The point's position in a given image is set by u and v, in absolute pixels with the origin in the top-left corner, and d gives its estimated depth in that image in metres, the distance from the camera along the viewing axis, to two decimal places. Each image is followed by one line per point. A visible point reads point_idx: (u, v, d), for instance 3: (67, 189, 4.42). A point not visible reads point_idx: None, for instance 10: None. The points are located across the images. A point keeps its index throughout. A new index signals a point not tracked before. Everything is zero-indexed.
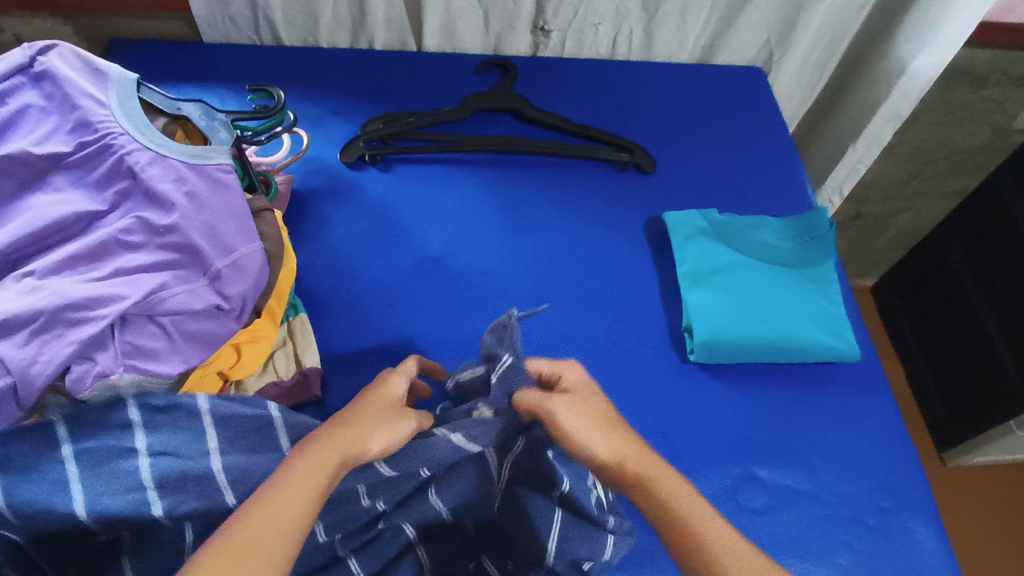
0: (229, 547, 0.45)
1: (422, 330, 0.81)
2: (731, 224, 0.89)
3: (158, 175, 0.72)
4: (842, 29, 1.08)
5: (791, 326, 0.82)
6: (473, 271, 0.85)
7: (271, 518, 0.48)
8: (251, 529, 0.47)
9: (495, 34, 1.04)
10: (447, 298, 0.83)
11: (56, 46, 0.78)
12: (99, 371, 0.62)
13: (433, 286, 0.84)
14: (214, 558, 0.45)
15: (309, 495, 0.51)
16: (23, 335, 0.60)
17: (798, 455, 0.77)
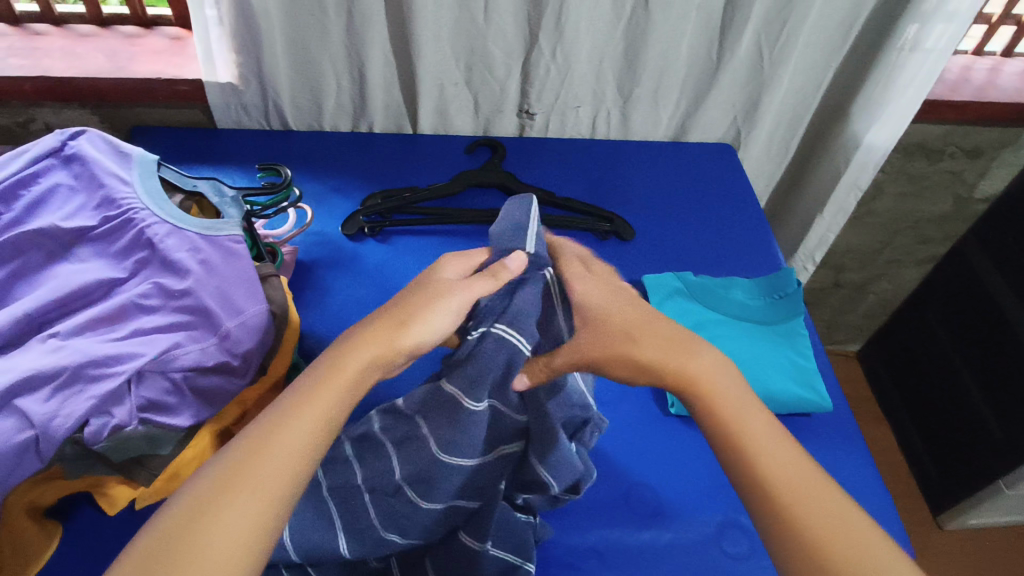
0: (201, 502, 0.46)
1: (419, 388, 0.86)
2: (706, 285, 0.95)
3: (174, 246, 0.78)
4: (801, 107, 1.18)
5: (765, 378, 0.87)
6: None
7: (257, 468, 0.48)
8: (237, 470, 0.48)
9: (484, 118, 1.14)
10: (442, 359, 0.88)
11: (85, 132, 0.86)
12: (115, 423, 0.66)
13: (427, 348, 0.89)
14: (188, 509, 0.46)
15: (296, 444, 0.50)
16: (47, 391, 0.65)
17: None
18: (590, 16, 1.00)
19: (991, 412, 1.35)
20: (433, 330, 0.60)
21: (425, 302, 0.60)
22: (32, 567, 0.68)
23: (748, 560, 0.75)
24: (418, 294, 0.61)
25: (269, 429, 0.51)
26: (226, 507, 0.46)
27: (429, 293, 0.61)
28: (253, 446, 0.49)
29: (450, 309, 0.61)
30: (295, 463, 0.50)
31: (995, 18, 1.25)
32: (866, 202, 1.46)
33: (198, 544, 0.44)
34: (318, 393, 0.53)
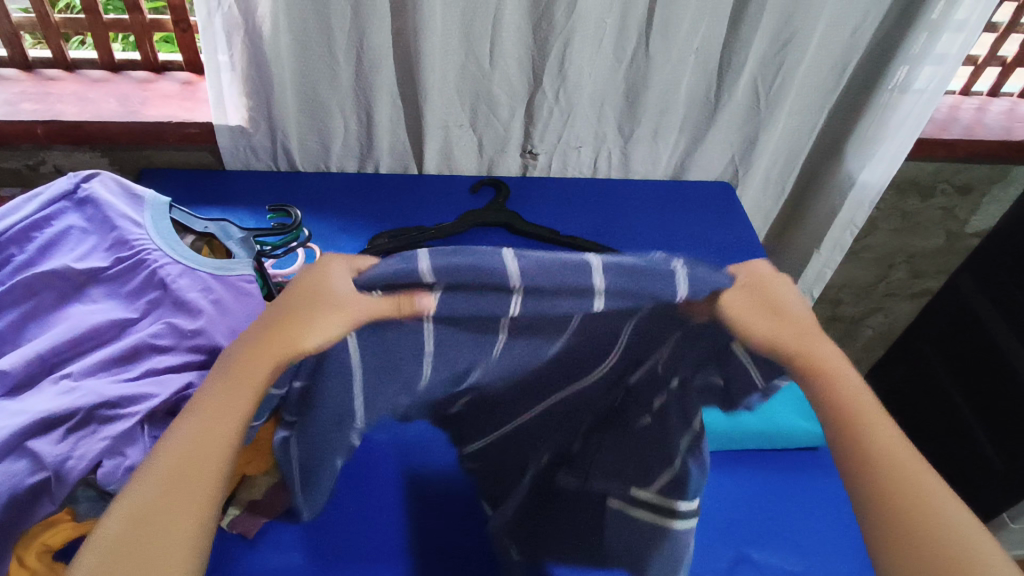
0: (132, 508, 0.45)
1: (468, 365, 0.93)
2: None
3: (187, 286, 0.79)
4: (796, 147, 1.22)
5: (773, 415, 0.88)
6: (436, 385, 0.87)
7: (186, 458, 0.48)
8: (160, 484, 0.46)
9: (488, 157, 1.16)
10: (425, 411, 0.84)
11: (98, 174, 0.87)
12: (128, 464, 0.65)
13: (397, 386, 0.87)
14: (121, 514, 0.45)
15: (228, 428, 0.50)
16: (59, 432, 0.66)
17: (787, 538, 0.80)
18: (592, 58, 1.03)
19: (992, 444, 1.36)
20: (333, 341, 0.55)
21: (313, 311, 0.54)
22: None
23: None
24: (303, 300, 0.55)
25: (187, 435, 0.49)
26: (181, 496, 0.46)
27: (316, 298, 0.55)
28: (181, 440, 0.49)
29: (341, 319, 0.54)
30: (227, 449, 0.49)
31: (980, 60, 1.29)
32: (861, 238, 1.48)
33: (159, 541, 0.44)
34: (232, 383, 0.52)
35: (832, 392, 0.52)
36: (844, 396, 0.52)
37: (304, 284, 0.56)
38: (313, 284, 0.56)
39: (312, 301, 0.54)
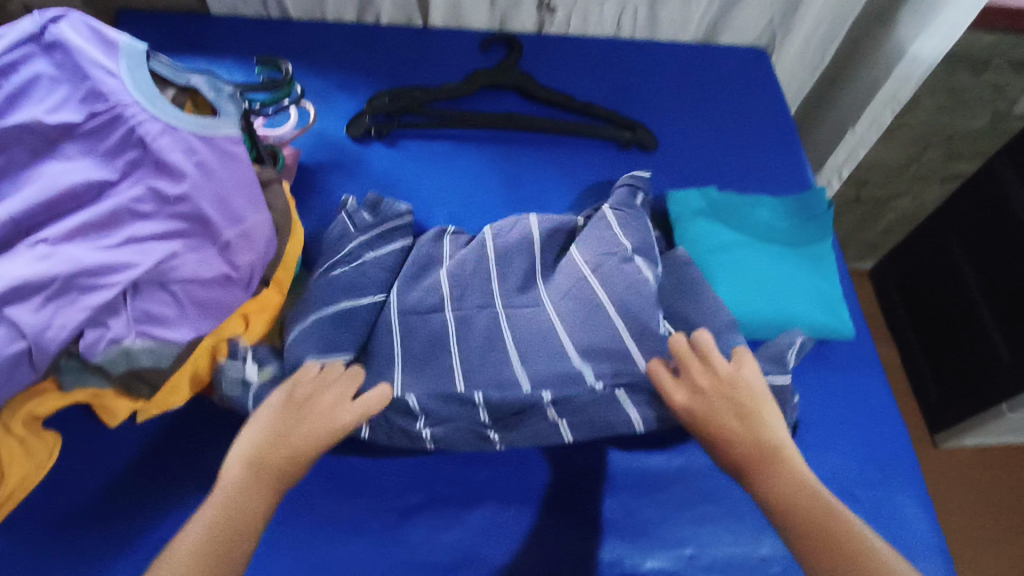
0: None
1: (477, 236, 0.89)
2: (730, 202, 0.88)
3: (169, 146, 0.72)
4: (844, 10, 1.09)
5: (793, 304, 0.82)
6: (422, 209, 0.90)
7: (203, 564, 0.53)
8: None
9: (500, 10, 1.05)
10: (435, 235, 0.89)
11: (66, 14, 0.78)
12: (111, 336, 0.63)
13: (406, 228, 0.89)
14: None
15: (240, 537, 0.56)
16: (38, 300, 0.61)
17: (791, 429, 0.79)
18: None
19: (1004, 337, 1.33)
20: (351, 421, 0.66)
21: (321, 416, 0.65)
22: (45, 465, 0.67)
23: None
24: (322, 420, 0.65)
25: (197, 540, 0.55)
26: None
27: (327, 419, 0.65)
28: (196, 541, 0.55)
29: (325, 432, 0.64)
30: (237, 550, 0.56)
31: None
32: (898, 115, 1.38)
33: None
34: (246, 495, 0.59)
35: (784, 502, 0.60)
36: (788, 491, 0.61)
37: (313, 397, 0.67)
38: (326, 410, 0.66)
39: (300, 416, 0.65)
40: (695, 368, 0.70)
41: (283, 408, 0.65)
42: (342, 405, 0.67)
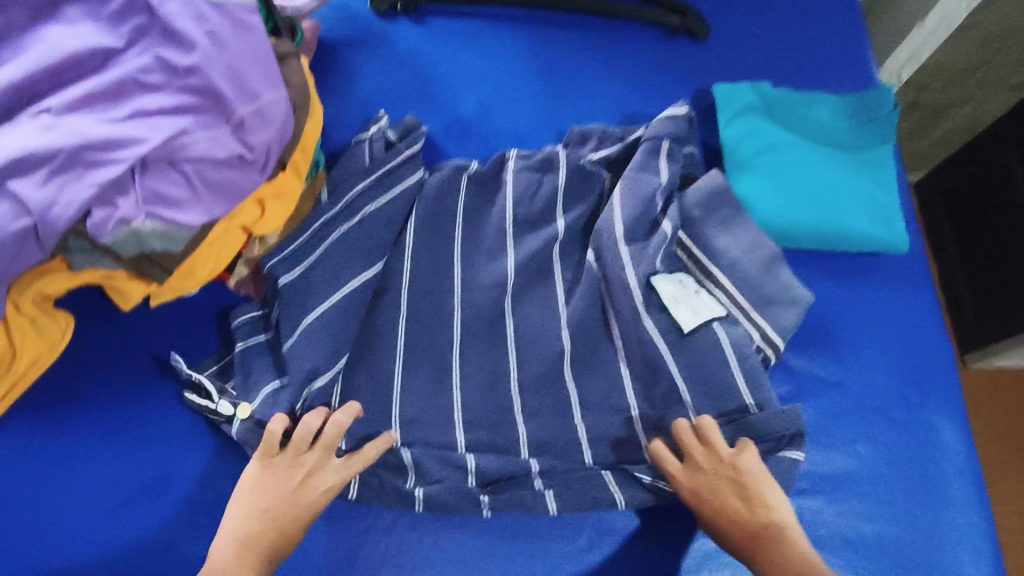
0: None
1: (506, 127, 0.83)
2: (786, 99, 0.80)
3: (177, 12, 0.65)
4: None
5: (842, 213, 0.76)
6: (449, 90, 0.84)
7: None
8: None
9: None
10: (460, 122, 0.83)
11: None
12: (120, 217, 0.59)
13: (431, 115, 0.83)
14: None
15: None
16: (43, 174, 0.58)
17: (830, 343, 0.75)
18: None
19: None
20: (333, 490, 0.62)
21: (300, 487, 0.61)
22: (59, 346, 0.65)
23: (793, 400, 0.73)
24: (288, 488, 0.61)
25: None
26: None
27: (296, 494, 0.61)
28: None
29: (307, 497, 0.61)
30: None
31: None
32: None
33: None
34: None
35: None
36: None
37: (272, 463, 0.62)
38: (289, 473, 0.62)
39: (280, 478, 0.61)
40: (698, 455, 0.63)
41: (261, 481, 0.61)
42: (321, 475, 0.62)
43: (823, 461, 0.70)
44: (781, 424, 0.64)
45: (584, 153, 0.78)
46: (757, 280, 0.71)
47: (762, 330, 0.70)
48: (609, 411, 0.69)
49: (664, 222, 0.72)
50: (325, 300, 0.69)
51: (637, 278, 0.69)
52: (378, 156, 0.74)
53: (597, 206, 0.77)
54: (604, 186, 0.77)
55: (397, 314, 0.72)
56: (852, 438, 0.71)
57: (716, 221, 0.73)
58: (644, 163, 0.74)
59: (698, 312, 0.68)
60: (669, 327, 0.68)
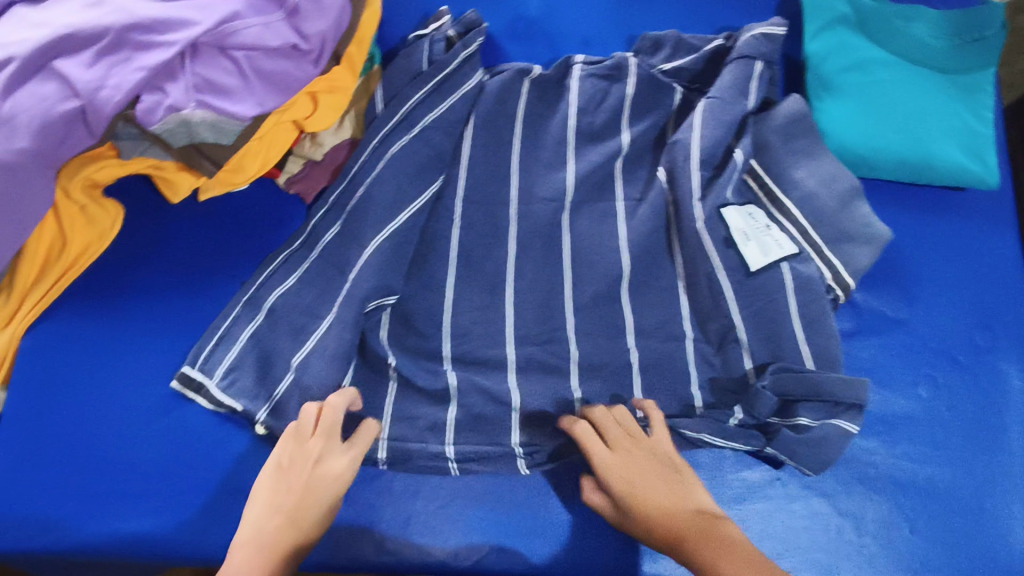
0: None
1: (574, 31, 0.78)
2: (880, 11, 0.73)
3: None
4: None
5: (928, 143, 0.70)
6: None
7: None
8: None
9: None
10: (522, 21, 0.78)
11: None
12: (170, 105, 0.56)
13: (492, 12, 0.78)
14: None
15: None
16: (90, 55, 0.56)
17: (899, 281, 0.71)
18: None
19: None
20: (348, 476, 0.56)
21: (308, 477, 0.55)
22: (108, 236, 0.64)
23: (855, 338, 0.69)
24: (301, 480, 0.55)
25: None
26: None
27: (308, 484, 0.55)
28: None
29: (322, 485, 0.55)
30: None
31: None
32: None
33: None
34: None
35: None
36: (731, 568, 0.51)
37: (281, 462, 0.56)
38: (302, 463, 0.56)
39: (289, 473, 0.56)
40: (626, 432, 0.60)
41: (268, 476, 0.56)
42: (329, 463, 0.56)
43: (879, 402, 0.68)
44: (841, 393, 0.61)
45: (657, 64, 0.74)
46: (835, 216, 0.67)
47: (835, 269, 0.66)
48: (663, 336, 0.66)
49: (736, 151, 0.68)
50: (389, 223, 0.64)
51: (702, 218, 0.66)
52: (437, 55, 0.70)
53: (668, 121, 0.73)
54: (677, 100, 0.73)
55: (447, 224, 0.69)
56: (912, 380, 0.68)
57: (793, 150, 0.69)
58: (731, 76, 0.70)
59: (768, 251, 0.65)
60: (736, 263, 0.65)
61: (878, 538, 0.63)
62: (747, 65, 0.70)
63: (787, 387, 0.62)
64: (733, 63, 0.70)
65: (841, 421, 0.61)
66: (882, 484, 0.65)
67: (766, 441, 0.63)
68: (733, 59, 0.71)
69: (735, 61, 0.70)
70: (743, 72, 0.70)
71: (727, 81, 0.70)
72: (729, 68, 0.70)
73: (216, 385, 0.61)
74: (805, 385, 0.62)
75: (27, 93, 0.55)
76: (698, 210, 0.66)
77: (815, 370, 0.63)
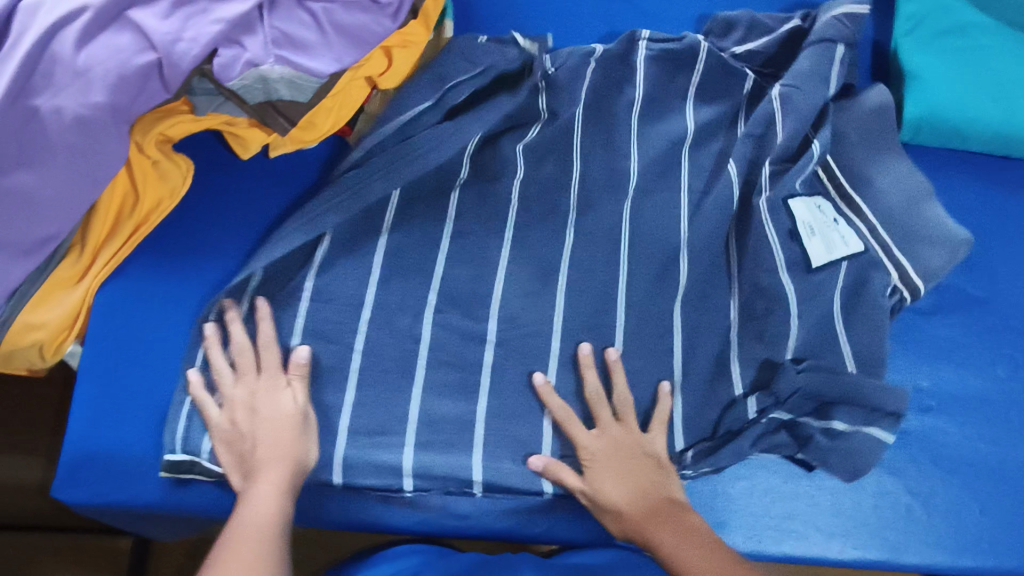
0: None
1: None
2: None
3: None
4: None
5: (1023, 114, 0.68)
6: None
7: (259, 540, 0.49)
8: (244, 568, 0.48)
9: None
10: None
11: None
12: (248, 58, 0.55)
13: None
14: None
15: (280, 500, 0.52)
16: (166, 7, 0.55)
17: (982, 258, 0.69)
18: None
19: None
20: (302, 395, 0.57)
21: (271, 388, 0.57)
22: (179, 195, 0.63)
23: (933, 316, 0.68)
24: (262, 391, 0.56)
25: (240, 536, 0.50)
26: None
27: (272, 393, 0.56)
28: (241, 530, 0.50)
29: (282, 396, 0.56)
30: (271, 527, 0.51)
31: None
32: None
33: None
34: (263, 477, 0.53)
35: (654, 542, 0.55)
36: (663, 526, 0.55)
37: (246, 395, 0.56)
38: (258, 407, 0.56)
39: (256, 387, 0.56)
40: (597, 397, 0.59)
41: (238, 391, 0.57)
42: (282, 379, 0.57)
43: (956, 381, 0.66)
44: (883, 399, 0.59)
45: (728, 47, 0.72)
46: (908, 215, 0.65)
47: (903, 270, 0.64)
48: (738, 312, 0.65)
49: (814, 142, 0.66)
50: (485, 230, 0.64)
51: (767, 209, 0.64)
52: (501, 51, 0.67)
53: (738, 110, 0.70)
54: (749, 87, 0.70)
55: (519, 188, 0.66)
56: (991, 360, 0.67)
57: (868, 146, 0.67)
58: (810, 61, 0.67)
59: (831, 248, 0.64)
60: (798, 257, 0.64)
61: (946, 518, 0.62)
62: (827, 48, 0.68)
63: (821, 388, 0.60)
64: (813, 45, 0.68)
65: (876, 428, 0.60)
66: (954, 463, 0.64)
67: (798, 447, 0.61)
68: (812, 40, 0.68)
69: (814, 41, 0.68)
70: (822, 57, 0.67)
71: (802, 67, 0.67)
72: (807, 52, 0.68)
73: (207, 459, 0.57)
74: (841, 388, 0.60)
75: (102, 45, 0.53)
76: (765, 221, 0.64)
77: (857, 373, 0.61)
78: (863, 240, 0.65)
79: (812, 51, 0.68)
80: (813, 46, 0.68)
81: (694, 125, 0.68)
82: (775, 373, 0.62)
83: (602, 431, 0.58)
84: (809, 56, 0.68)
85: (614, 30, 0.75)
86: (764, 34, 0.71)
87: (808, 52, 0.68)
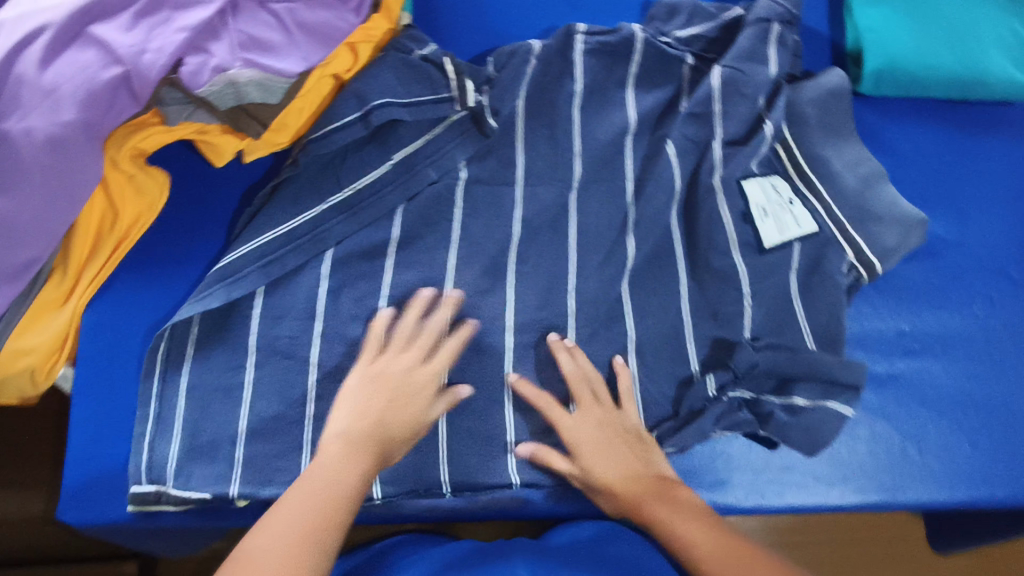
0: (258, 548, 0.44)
1: None
2: None
3: None
4: None
5: (977, 58, 0.70)
6: None
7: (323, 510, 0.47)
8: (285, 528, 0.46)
9: None
10: None
11: None
12: (216, 64, 0.55)
13: None
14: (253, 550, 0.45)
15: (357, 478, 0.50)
16: (128, 19, 0.55)
17: (951, 202, 0.71)
18: None
19: None
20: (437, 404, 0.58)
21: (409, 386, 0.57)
22: (157, 210, 0.63)
23: (909, 263, 0.69)
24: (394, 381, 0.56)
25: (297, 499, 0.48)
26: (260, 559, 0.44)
27: (405, 385, 0.57)
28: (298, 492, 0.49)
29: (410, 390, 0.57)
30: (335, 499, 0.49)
31: None
32: None
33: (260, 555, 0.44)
34: (351, 456, 0.52)
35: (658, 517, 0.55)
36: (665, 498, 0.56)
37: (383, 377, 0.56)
38: (377, 387, 0.56)
39: (392, 382, 0.56)
40: (573, 383, 0.60)
41: (390, 379, 0.57)
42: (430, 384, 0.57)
43: (936, 324, 0.68)
44: (839, 373, 0.61)
45: (671, 30, 0.70)
46: (860, 195, 0.66)
47: (858, 247, 0.65)
48: None
49: (767, 124, 0.66)
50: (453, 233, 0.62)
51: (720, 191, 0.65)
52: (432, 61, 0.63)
53: (679, 92, 0.69)
54: (686, 71, 0.69)
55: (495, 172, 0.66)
56: (967, 299, 0.69)
57: (824, 128, 0.68)
58: (751, 44, 0.67)
59: (783, 229, 0.65)
60: (751, 238, 0.65)
61: (939, 457, 0.64)
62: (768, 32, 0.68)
63: (782, 366, 0.62)
64: (751, 28, 0.68)
65: (836, 402, 0.61)
66: (942, 402, 0.66)
67: (760, 424, 0.62)
68: (751, 26, 0.68)
69: (754, 25, 0.68)
70: (764, 41, 0.67)
71: (742, 50, 0.67)
72: (748, 36, 0.68)
73: (172, 486, 0.57)
74: (803, 365, 0.61)
75: (67, 63, 0.54)
76: (719, 207, 0.65)
77: (816, 349, 0.63)
78: (818, 220, 0.66)
79: (750, 36, 0.68)
80: (754, 31, 0.68)
81: (634, 112, 0.67)
82: (730, 351, 0.63)
83: (582, 414, 0.59)
84: (750, 41, 0.67)
85: (572, 12, 0.76)
86: (705, 19, 0.70)
87: (748, 35, 0.68)
